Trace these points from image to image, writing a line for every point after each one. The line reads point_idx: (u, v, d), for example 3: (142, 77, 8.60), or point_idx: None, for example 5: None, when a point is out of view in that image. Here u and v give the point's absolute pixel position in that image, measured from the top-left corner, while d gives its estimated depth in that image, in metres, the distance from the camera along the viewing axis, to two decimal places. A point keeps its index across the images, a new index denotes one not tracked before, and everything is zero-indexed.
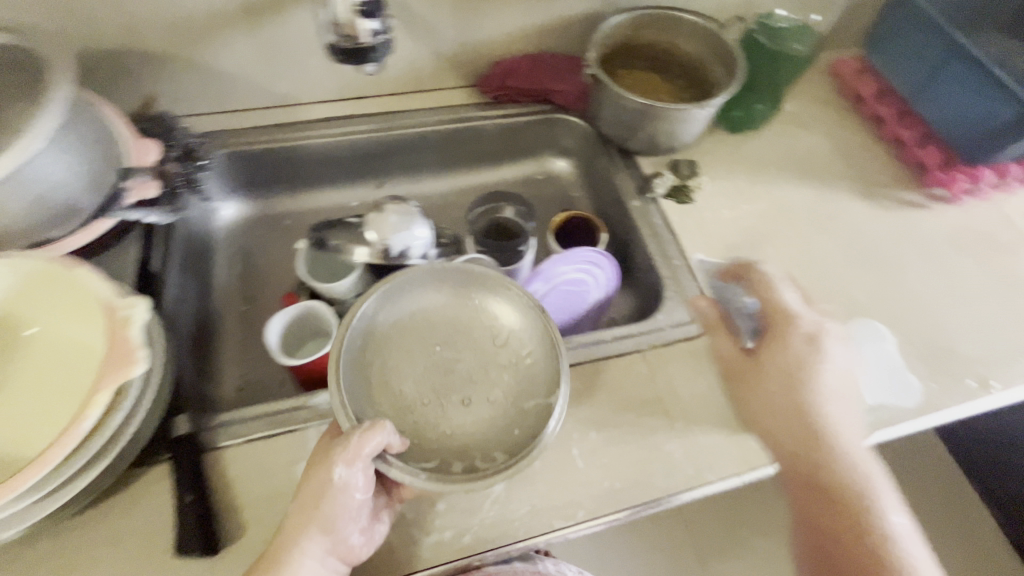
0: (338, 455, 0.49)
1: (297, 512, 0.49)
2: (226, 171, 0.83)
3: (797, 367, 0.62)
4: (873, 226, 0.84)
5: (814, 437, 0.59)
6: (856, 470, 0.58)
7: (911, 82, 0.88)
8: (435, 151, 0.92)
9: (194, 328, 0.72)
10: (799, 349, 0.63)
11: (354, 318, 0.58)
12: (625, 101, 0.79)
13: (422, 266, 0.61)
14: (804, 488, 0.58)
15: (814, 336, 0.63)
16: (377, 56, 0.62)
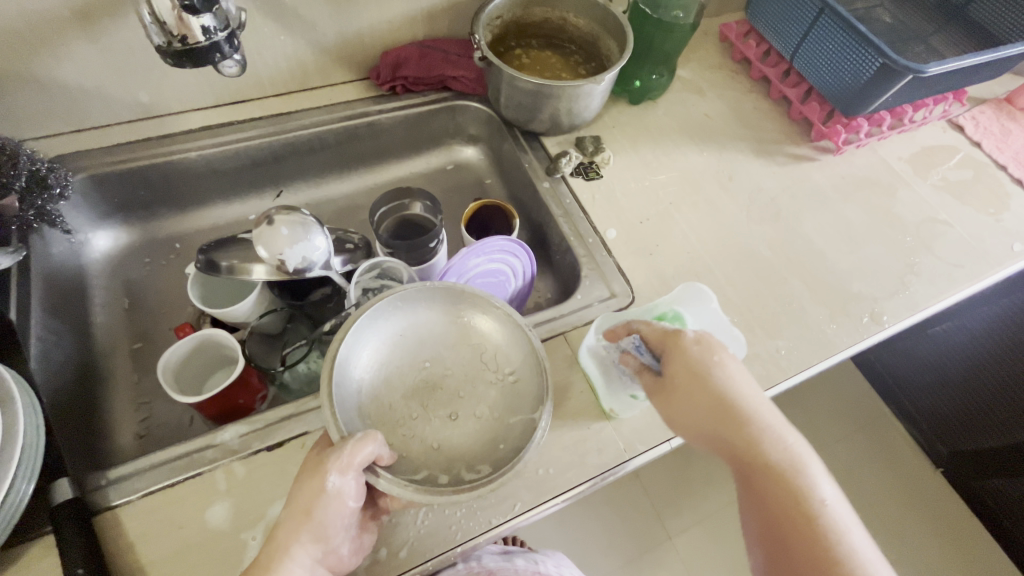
0: (332, 464, 0.47)
1: (281, 529, 0.47)
2: (91, 197, 0.74)
3: (702, 373, 0.52)
4: (771, 182, 0.88)
5: (739, 432, 0.51)
6: (781, 451, 0.50)
7: (789, 42, 0.92)
8: (332, 152, 0.87)
9: (73, 378, 0.64)
10: (702, 351, 0.53)
11: (348, 332, 0.56)
12: (519, 83, 0.77)
13: (414, 283, 0.59)
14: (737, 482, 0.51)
15: (709, 340, 0.55)
16: (219, 54, 0.57)
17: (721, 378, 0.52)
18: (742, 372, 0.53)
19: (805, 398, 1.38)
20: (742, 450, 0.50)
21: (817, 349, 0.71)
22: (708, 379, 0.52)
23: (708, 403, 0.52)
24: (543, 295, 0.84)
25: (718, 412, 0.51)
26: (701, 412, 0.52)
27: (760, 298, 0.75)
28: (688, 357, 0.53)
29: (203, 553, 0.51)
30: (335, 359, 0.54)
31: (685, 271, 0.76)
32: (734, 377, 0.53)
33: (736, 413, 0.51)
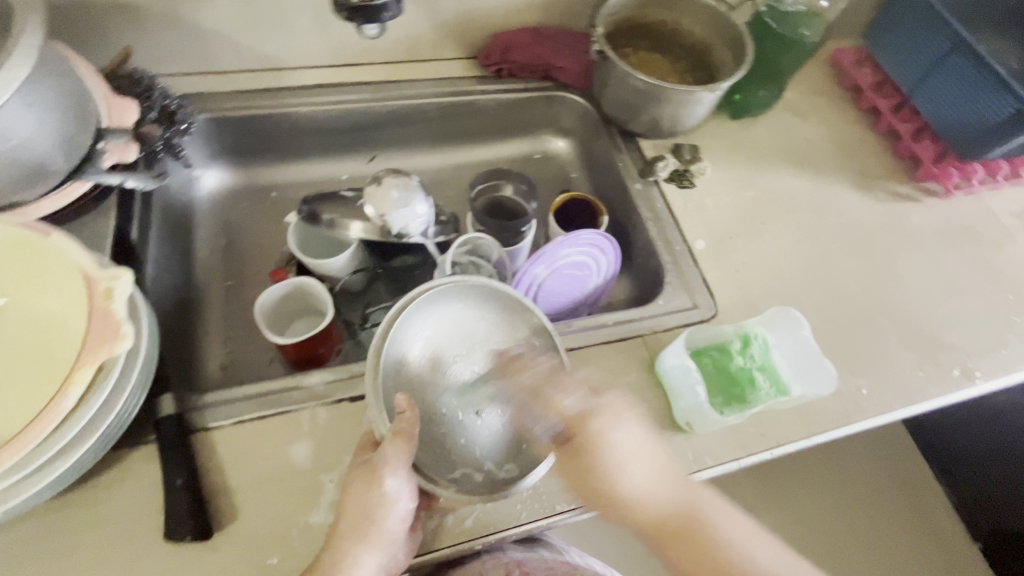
0: (386, 473, 0.49)
1: (342, 538, 0.48)
2: (209, 136, 0.78)
3: (604, 489, 0.50)
4: (867, 217, 0.84)
5: (706, 556, 0.51)
6: (706, 536, 0.52)
7: (909, 75, 0.88)
8: (430, 125, 0.88)
9: (174, 304, 0.68)
10: (619, 456, 0.50)
11: (391, 327, 0.56)
12: (631, 80, 0.76)
13: (464, 279, 0.59)
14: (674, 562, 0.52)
15: (614, 432, 0.51)
16: (389, 11, 0.58)
17: (618, 491, 0.51)
18: (649, 471, 0.52)
19: (854, 450, 1.30)
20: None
21: (901, 394, 0.68)
22: (632, 491, 0.51)
23: (662, 523, 0.52)
24: (617, 296, 0.83)
25: (682, 531, 0.52)
26: (661, 529, 0.52)
27: (847, 333, 0.72)
28: (598, 458, 0.50)
29: (283, 487, 0.53)
30: (382, 346, 0.55)
31: (769, 293, 0.74)
32: (634, 488, 0.51)
33: (699, 534, 0.52)
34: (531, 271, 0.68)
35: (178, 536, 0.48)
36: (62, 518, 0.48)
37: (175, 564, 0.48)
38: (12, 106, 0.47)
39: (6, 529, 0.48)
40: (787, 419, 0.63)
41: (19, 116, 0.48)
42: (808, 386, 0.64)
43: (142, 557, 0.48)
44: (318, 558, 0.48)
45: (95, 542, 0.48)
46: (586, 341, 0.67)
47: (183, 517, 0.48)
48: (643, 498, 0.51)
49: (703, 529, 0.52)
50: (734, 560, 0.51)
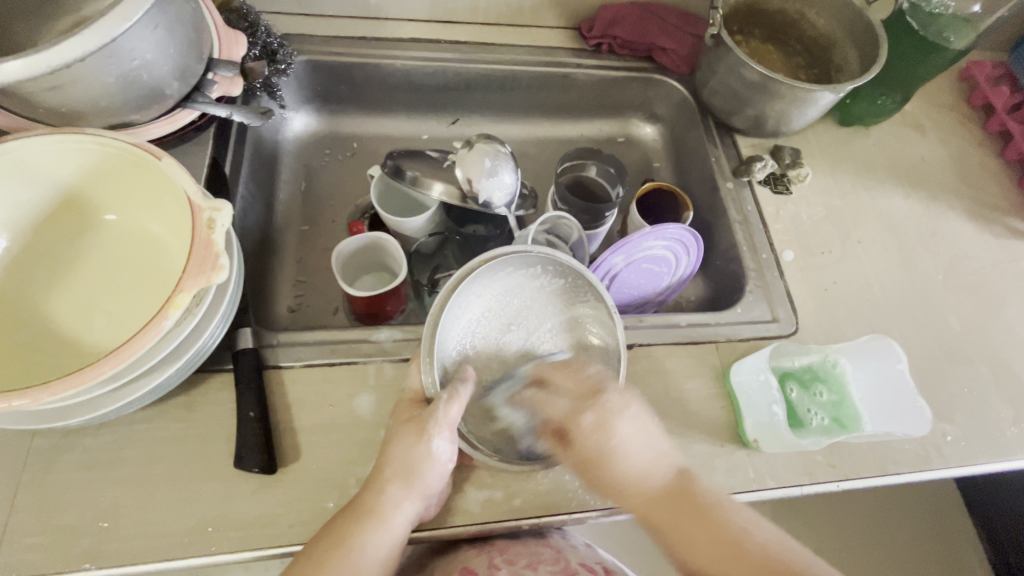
0: (435, 430, 0.48)
1: (388, 481, 0.48)
2: (304, 79, 0.78)
3: (601, 470, 0.48)
4: (979, 252, 0.77)
5: (712, 536, 0.44)
6: (749, 528, 0.44)
7: None
8: (521, 95, 0.85)
9: (256, 241, 0.70)
10: (614, 444, 0.48)
11: (451, 295, 0.54)
12: (744, 71, 0.71)
13: (528, 249, 0.55)
14: (711, 574, 0.43)
15: (606, 416, 0.48)
16: None
17: (616, 472, 0.47)
18: (644, 459, 0.48)
19: (919, 496, 1.16)
20: (725, 566, 0.42)
21: (990, 447, 0.63)
22: (622, 479, 0.47)
23: (667, 505, 0.46)
24: (687, 296, 0.79)
25: (682, 511, 0.45)
26: (657, 513, 0.46)
27: (938, 373, 0.66)
28: (592, 442, 0.48)
29: (345, 435, 0.54)
30: (440, 315, 0.53)
31: (859, 318, 0.69)
32: (636, 477, 0.47)
33: (702, 510, 0.45)
34: (610, 259, 0.66)
35: (245, 465, 0.50)
36: (147, 430, 0.51)
37: (240, 491, 0.50)
38: (140, 27, 0.47)
39: (95, 431, 0.51)
40: (861, 454, 0.60)
41: (143, 37, 0.48)
42: (893, 426, 0.60)
43: (210, 478, 0.50)
44: (354, 500, 0.48)
45: (173, 458, 0.51)
46: (657, 340, 0.64)
47: (253, 449, 0.50)
48: (639, 481, 0.47)
49: (707, 506, 0.46)
50: (771, 563, 0.42)
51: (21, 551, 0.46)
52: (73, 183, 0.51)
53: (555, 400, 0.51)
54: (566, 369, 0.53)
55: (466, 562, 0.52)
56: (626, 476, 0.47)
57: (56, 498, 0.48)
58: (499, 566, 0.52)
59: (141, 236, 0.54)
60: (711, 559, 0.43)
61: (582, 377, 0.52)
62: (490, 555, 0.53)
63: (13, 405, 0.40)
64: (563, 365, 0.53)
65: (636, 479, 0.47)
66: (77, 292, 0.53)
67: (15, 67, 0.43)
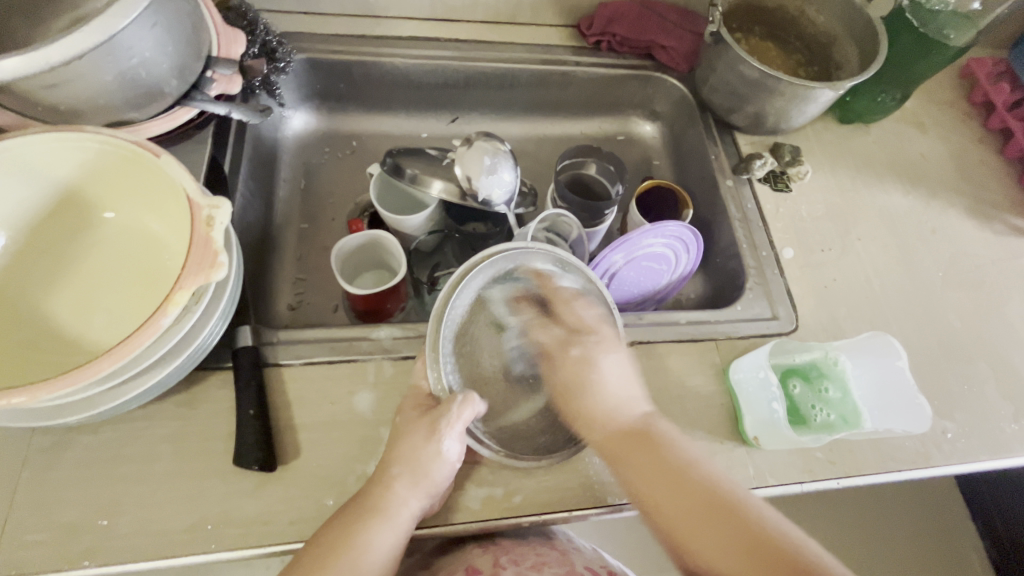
0: (446, 430, 0.48)
1: (394, 479, 0.48)
2: (303, 77, 0.78)
3: (579, 398, 0.53)
4: (979, 249, 0.77)
5: (665, 473, 0.49)
6: (701, 468, 0.49)
7: None
8: (520, 93, 0.85)
9: (255, 239, 0.70)
10: (593, 377, 0.53)
11: (453, 294, 0.53)
12: (744, 68, 0.71)
13: (526, 245, 0.55)
14: (661, 504, 0.48)
15: (592, 352, 0.54)
16: None
17: (592, 403, 0.53)
18: (619, 399, 0.53)
19: (920, 494, 1.16)
20: (673, 500, 0.47)
21: (990, 444, 0.62)
22: (595, 409, 0.53)
23: (628, 441, 0.51)
24: (687, 294, 0.79)
25: (641, 448, 0.50)
26: (616, 445, 0.51)
27: (938, 370, 0.66)
28: (574, 373, 0.54)
29: (345, 432, 0.54)
30: (443, 314, 0.53)
31: (859, 315, 0.69)
32: (608, 412, 0.52)
33: (663, 450, 0.50)
34: (610, 256, 0.66)
35: (245, 463, 0.50)
36: (147, 428, 0.51)
37: (240, 489, 0.50)
38: (138, 25, 0.47)
39: (95, 429, 0.51)
40: (861, 451, 0.60)
41: (142, 34, 0.48)
42: (894, 424, 0.60)
43: (210, 475, 0.50)
44: (358, 498, 0.48)
45: (174, 456, 0.51)
46: (658, 337, 0.64)
47: (252, 447, 0.50)
48: (610, 415, 0.52)
49: (665, 446, 0.50)
50: (718, 499, 0.47)
51: (22, 549, 0.46)
52: (73, 180, 0.51)
53: (548, 331, 0.57)
54: (569, 305, 0.56)
55: (471, 561, 0.52)
56: (597, 406, 0.53)
57: (56, 496, 0.48)
58: (505, 565, 0.51)
59: (141, 233, 0.54)
60: (664, 492, 0.48)
61: (576, 314, 0.56)
62: (496, 554, 0.53)
63: (14, 402, 0.40)
64: (569, 300, 0.56)
65: (602, 412, 0.52)
66: (76, 290, 0.53)
67: (12, 64, 0.42)
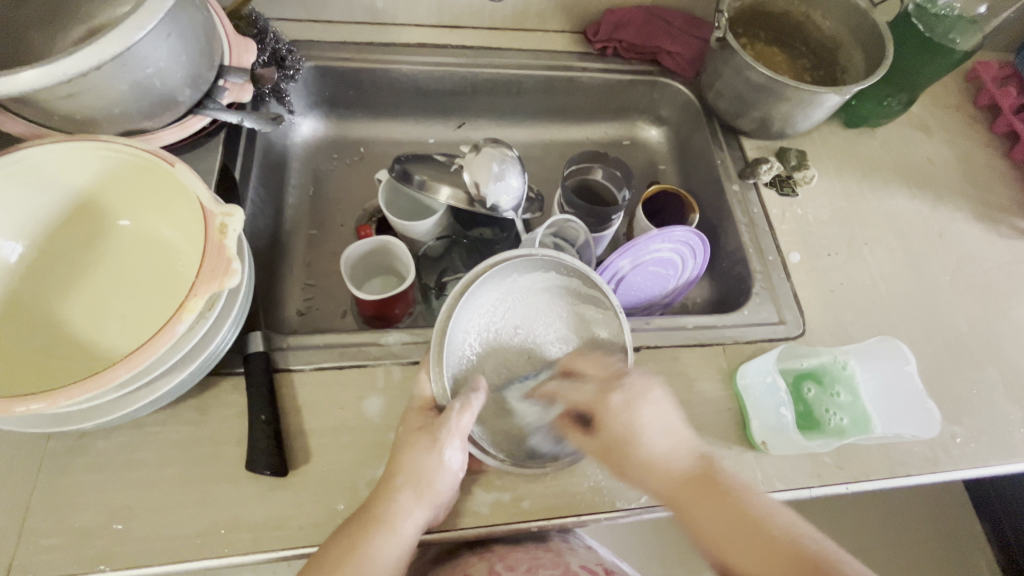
0: (447, 440, 0.49)
1: (398, 490, 0.48)
2: (311, 84, 0.79)
3: (626, 453, 0.50)
4: (986, 253, 0.76)
5: (734, 519, 0.46)
6: (769, 510, 0.46)
7: None
8: (527, 98, 0.86)
9: (265, 244, 0.71)
10: (636, 430, 0.50)
11: (458, 304, 0.54)
12: (750, 73, 0.71)
13: (531, 253, 0.56)
14: (735, 553, 0.45)
15: (633, 397, 0.51)
16: None
17: (641, 453, 0.49)
18: (667, 447, 0.50)
19: (929, 498, 1.15)
20: (743, 547, 0.44)
21: (999, 448, 0.62)
22: (649, 462, 0.49)
23: (689, 487, 0.48)
24: (693, 298, 0.79)
25: (700, 492, 0.48)
26: (676, 490, 0.48)
27: (946, 375, 0.66)
28: (614, 426, 0.50)
29: (355, 437, 0.54)
30: (448, 324, 0.53)
31: (866, 320, 0.69)
32: (661, 460, 0.49)
33: (725, 493, 0.47)
34: (618, 261, 0.66)
35: (256, 468, 0.50)
36: (159, 433, 0.52)
37: (251, 493, 0.50)
38: (153, 36, 0.48)
39: (108, 434, 0.51)
40: (869, 456, 0.59)
41: (157, 45, 0.49)
42: (903, 429, 0.60)
43: (222, 480, 0.51)
44: (361, 510, 0.48)
45: (186, 460, 0.51)
46: (665, 342, 0.64)
47: (263, 452, 0.51)
48: (664, 464, 0.49)
49: (727, 488, 0.48)
50: (792, 542, 0.44)
51: (38, 553, 0.46)
52: (88, 189, 0.52)
53: (575, 389, 0.53)
54: (586, 359, 0.55)
55: (467, 568, 0.53)
56: (649, 458, 0.49)
57: (71, 500, 0.49)
58: (500, 572, 0.52)
59: (154, 242, 0.55)
60: (732, 539, 0.45)
61: (603, 364, 0.54)
62: (491, 561, 0.53)
63: (31, 409, 0.40)
64: (583, 355, 0.55)
65: (654, 458, 0.49)
66: (90, 297, 0.54)
67: (33, 75, 0.43)
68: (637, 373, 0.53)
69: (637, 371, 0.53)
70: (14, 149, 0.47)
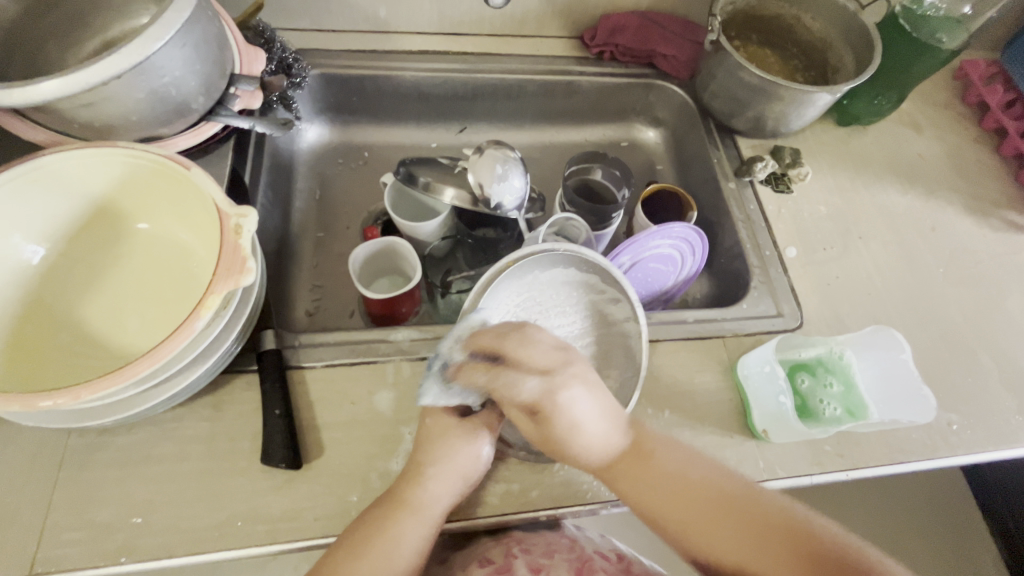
0: (487, 434, 0.52)
1: (426, 478, 0.50)
2: (317, 92, 0.81)
3: (565, 446, 0.48)
4: (978, 245, 0.78)
5: (664, 487, 0.47)
6: (693, 468, 0.48)
7: None
8: (527, 102, 0.88)
9: (274, 247, 0.72)
10: (568, 425, 0.47)
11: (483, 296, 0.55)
12: (744, 74, 0.73)
13: (553, 248, 0.57)
14: (668, 517, 0.47)
15: (571, 398, 0.47)
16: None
17: (576, 449, 0.48)
18: (598, 431, 0.48)
19: (928, 493, 1.16)
20: (677, 512, 0.46)
21: (994, 434, 0.64)
22: (581, 447, 0.48)
23: (618, 462, 0.49)
24: (693, 294, 0.81)
25: (628, 461, 0.49)
26: (606, 463, 0.49)
27: (941, 364, 0.68)
28: (552, 426, 0.47)
29: (366, 431, 0.56)
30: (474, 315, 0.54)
31: (862, 312, 0.71)
32: (592, 448, 0.49)
33: (650, 460, 0.49)
34: (619, 257, 0.68)
35: (273, 462, 0.52)
36: (175, 429, 0.53)
37: (267, 487, 0.52)
38: (170, 46, 0.50)
39: (126, 431, 0.53)
40: (868, 443, 0.61)
41: (173, 55, 0.51)
42: (899, 414, 0.61)
43: (239, 474, 0.52)
44: (388, 495, 0.50)
45: (203, 455, 0.53)
46: (664, 335, 0.66)
47: (279, 445, 0.52)
48: (596, 449, 0.49)
49: (652, 454, 0.49)
50: (720, 493, 0.46)
51: (61, 546, 0.48)
52: (105, 194, 0.54)
53: (514, 383, 0.47)
54: (526, 346, 0.48)
55: (484, 552, 0.54)
56: (584, 444, 0.48)
57: (92, 495, 0.50)
58: (517, 554, 0.53)
59: (171, 243, 0.56)
60: (663, 505, 0.47)
61: (544, 354, 0.48)
62: (508, 545, 0.54)
63: (57, 402, 0.42)
64: (521, 338, 0.49)
65: (580, 446, 0.48)
66: (107, 297, 0.55)
67: (56, 84, 0.45)
68: (557, 363, 0.48)
69: (564, 355, 0.49)
70: (35, 154, 0.49)
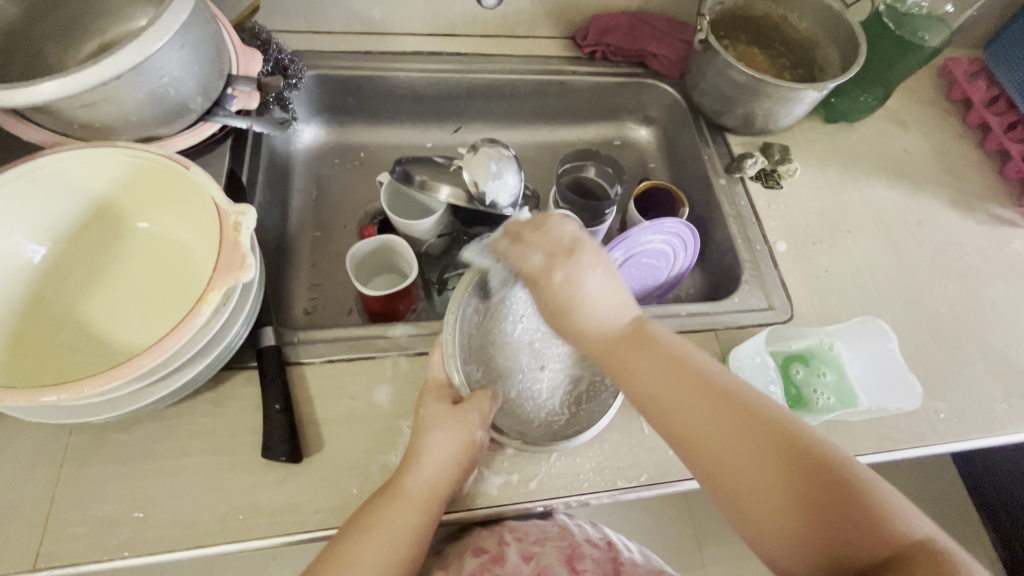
0: (479, 421, 0.52)
1: (421, 467, 0.51)
2: (313, 93, 0.82)
3: (568, 321, 0.48)
4: (963, 238, 0.80)
5: (661, 365, 0.45)
6: (701, 362, 0.45)
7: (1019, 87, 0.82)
8: (521, 102, 0.89)
9: (272, 246, 0.73)
10: (574, 302, 0.47)
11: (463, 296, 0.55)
12: (733, 72, 0.75)
13: None
14: (657, 397, 0.44)
15: (576, 272, 0.48)
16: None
17: (582, 322, 0.48)
18: (605, 313, 0.48)
19: (920, 485, 1.17)
20: (669, 389, 0.43)
21: (980, 422, 0.65)
22: (582, 324, 0.48)
23: (614, 341, 0.47)
24: (686, 289, 0.82)
25: (627, 344, 0.46)
26: (601, 343, 0.47)
27: (928, 354, 0.69)
28: (557, 297, 0.48)
29: (365, 425, 0.57)
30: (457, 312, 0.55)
31: (851, 304, 0.72)
32: (593, 326, 0.48)
33: (652, 346, 0.46)
34: (612, 253, 0.69)
35: (274, 455, 0.52)
36: (176, 425, 0.54)
37: (268, 480, 0.52)
38: (169, 47, 0.50)
39: (128, 428, 0.53)
40: (858, 432, 0.62)
41: (171, 56, 0.51)
42: (886, 401, 0.63)
43: (240, 468, 0.53)
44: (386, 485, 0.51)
45: (205, 450, 0.53)
46: None
47: (280, 440, 0.53)
48: (597, 323, 0.47)
49: (657, 342, 0.46)
50: (722, 388, 0.43)
51: (65, 541, 0.48)
52: (105, 193, 0.54)
53: (523, 255, 0.50)
54: (544, 228, 0.50)
55: (477, 542, 0.55)
56: (586, 319, 0.47)
57: (95, 490, 0.50)
58: (510, 542, 0.54)
59: (170, 241, 0.57)
60: (655, 383, 0.44)
61: (558, 234, 0.50)
62: (502, 533, 0.55)
63: (61, 397, 0.43)
64: (543, 223, 0.51)
65: (578, 322, 0.48)
66: (107, 296, 0.56)
67: (56, 85, 0.46)
68: (570, 240, 0.50)
69: (585, 238, 0.50)
70: (36, 154, 0.49)
